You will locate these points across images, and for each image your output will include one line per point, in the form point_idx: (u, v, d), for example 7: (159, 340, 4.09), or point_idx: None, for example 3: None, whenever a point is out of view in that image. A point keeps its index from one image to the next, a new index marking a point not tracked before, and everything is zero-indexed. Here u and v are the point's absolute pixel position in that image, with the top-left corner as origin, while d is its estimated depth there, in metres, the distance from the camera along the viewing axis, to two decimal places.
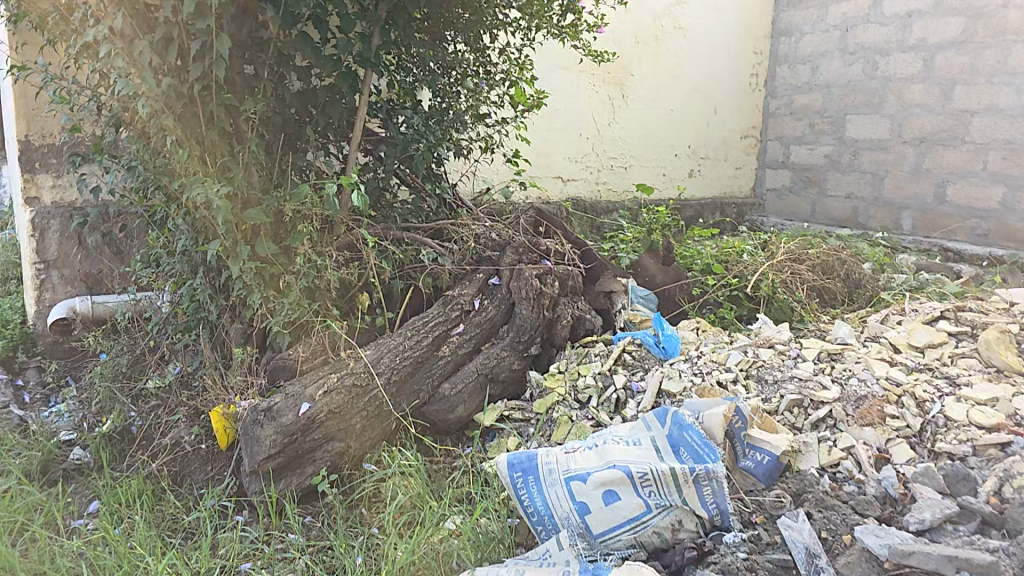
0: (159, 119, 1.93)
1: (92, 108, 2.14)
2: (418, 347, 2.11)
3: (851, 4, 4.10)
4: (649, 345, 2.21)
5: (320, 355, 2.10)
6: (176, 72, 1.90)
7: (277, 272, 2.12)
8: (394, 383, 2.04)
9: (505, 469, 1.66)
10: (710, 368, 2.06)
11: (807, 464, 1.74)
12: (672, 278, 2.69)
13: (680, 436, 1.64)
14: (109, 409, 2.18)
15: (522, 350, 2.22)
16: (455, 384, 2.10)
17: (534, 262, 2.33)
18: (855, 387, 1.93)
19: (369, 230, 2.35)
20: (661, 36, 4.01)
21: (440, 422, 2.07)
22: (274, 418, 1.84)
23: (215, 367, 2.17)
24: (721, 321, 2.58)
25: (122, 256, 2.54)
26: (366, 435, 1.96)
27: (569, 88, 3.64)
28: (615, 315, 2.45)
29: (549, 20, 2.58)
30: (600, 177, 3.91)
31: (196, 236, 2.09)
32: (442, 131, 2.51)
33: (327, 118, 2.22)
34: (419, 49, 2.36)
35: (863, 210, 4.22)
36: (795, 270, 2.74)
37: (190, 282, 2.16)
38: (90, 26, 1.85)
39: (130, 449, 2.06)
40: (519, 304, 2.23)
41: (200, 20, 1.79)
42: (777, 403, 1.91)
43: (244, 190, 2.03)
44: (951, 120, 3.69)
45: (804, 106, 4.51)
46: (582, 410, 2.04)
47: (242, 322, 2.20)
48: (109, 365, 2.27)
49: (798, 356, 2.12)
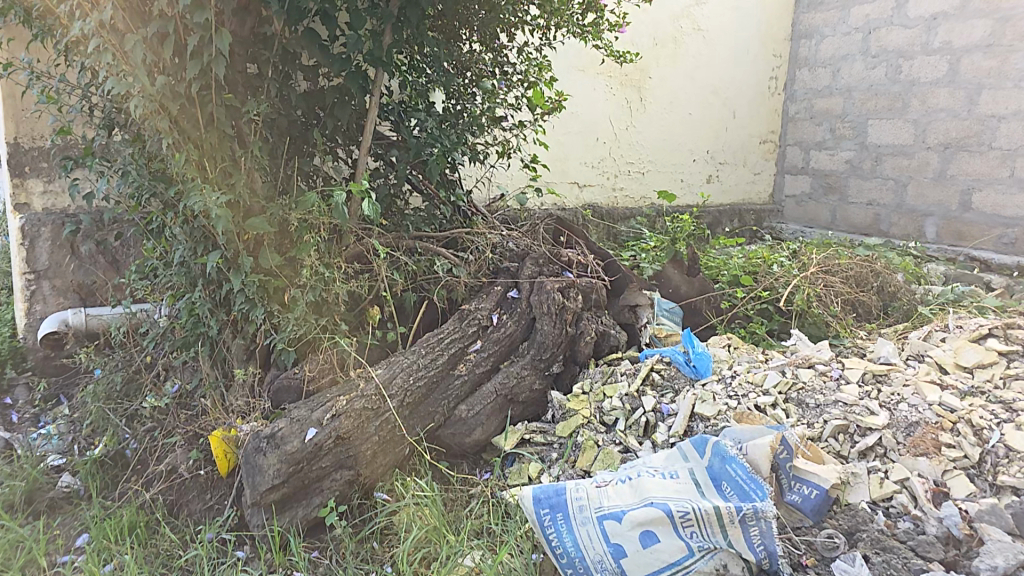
0: (154, 120, 1.79)
1: (84, 109, 2.00)
2: (433, 366, 1.98)
3: (873, 6, 3.96)
4: (680, 364, 2.07)
5: (329, 375, 1.97)
6: (172, 70, 1.77)
7: (282, 285, 1.99)
8: (407, 406, 1.90)
9: (530, 505, 1.52)
10: (747, 390, 1.91)
11: (856, 497, 1.57)
12: (697, 290, 2.57)
13: (722, 469, 1.51)
14: (102, 430, 2.04)
15: (544, 368, 2.09)
16: (472, 407, 1.96)
17: (555, 274, 2.25)
18: (905, 413, 1.78)
19: (380, 240, 2.22)
20: (680, 38, 3.88)
21: (457, 446, 1.94)
22: (277, 446, 1.69)
23: (216, 387, 2.04)
24: (752, 336, 2.45)
25: (117, 266, 2.42)
26: (378, 462, 1.82)
27: (587, 90, 3.51)
28: (641, 329, 2.31)
29: (570, 19, 2.46)
30: (617, 182, 3.79)
31: (195, 247, 1.94)
32: (457, 134, 2.38)
33: (335, 120, 2.12)
34: (432, 48, 2.22)
35: (885, 217, 4.10)
36: (828, 282, 2.61)
37: (189, 295, 2.01)
38: (80, 20, 1.71)
39: (124, 475, 1.93)
40: (541, 320, 2.10)
41: (197, 14, 1.65)
42: (821, 429, 1.76)
43: (246, 199, 1.89)
44: (977, 125, 3.55)
45: (823, 110, 4.38)
46: (609, 434, 1.91)
47: (245, 338, 2.06)
48: (103, 383, 2.13)
49: (840, 377, 1.96)
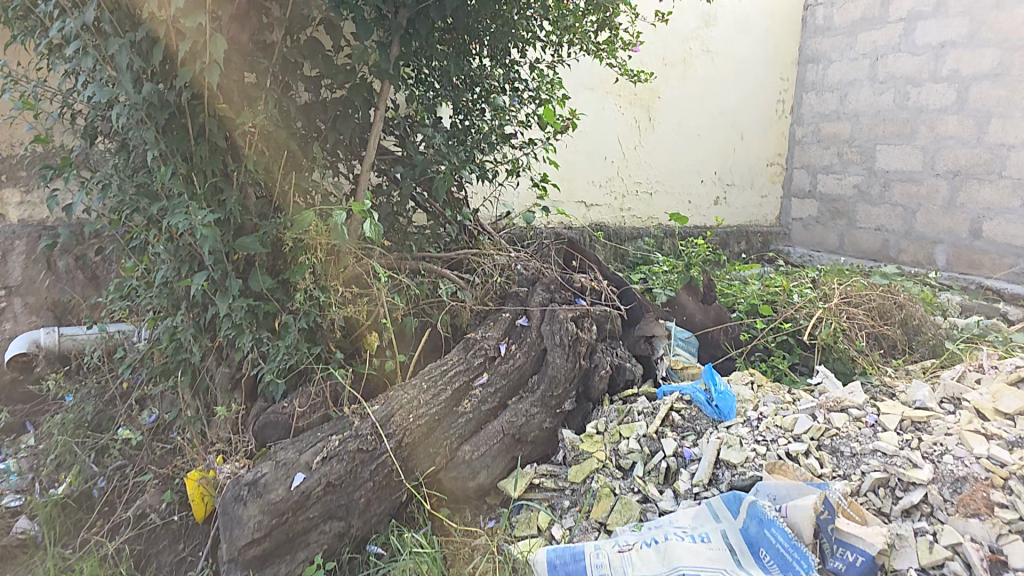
0: (140, 131, 1.65)
1: (65, 116, 1.85)
2: (436, 402, 1.81)
3: (881, 32, 3.89)
4: (701, 404, 1.90)
5: (320, 409, 1.80)
6: (161, 77, 1.63)
7: (273, 310, 1.84)
8: (405, 447, 1.73)
9: (544, 570, 1.42)
10: (775, 435, 1.76)
11: (904, 564, 1.42)
12: (713, 320, 2.45)
13: (759, 533, 1.39)
14: (68, 466, 1.86)
15: (555, 406, 1.92)
16: (477, 448, 1.79)
17: (567, 301, 2.12)
18: (951, 466, 1.61)
19: (381, 260, 2.07)
20: (689, 59, 3.81)
21: (459, 492, 1.77)
22: (259, 494, 1.53)
23: (196, 420, 1.87)
24: (774, 371, 2.30)
25: (97, 282, 2.24)
26: (371, 511, 1.66)
27: (596, 108, 3.42)
28: (657, 362, 2.17)
29: (584, 36, 2.38)
30: (624, 203, 3.68)
31: (179, 267, 1.78)
32: (465, 152, 2.26)
33: (337, 134, 1.99)
34: (442, 62, 2.12)
35: (894, 244, 4.01)
36: (851, 314, 2.47)
37: (170, 320, 1.84)
38: (63, 21, 1.57)
39: (90, 519, 1.77)
40: (553, 351, 1.95)
41: (189, 19, 1.51)
42: (859, 482, 1.61)
43: (237, 217, 1.77)
44: (987, 153, 3.45)
45: (832, 134, 4.31)
46: (626, 480, 1.75)
47: (230, 366, 1.89)
48: (72, 413, 1.95)
49: (877, 424, 1.79)
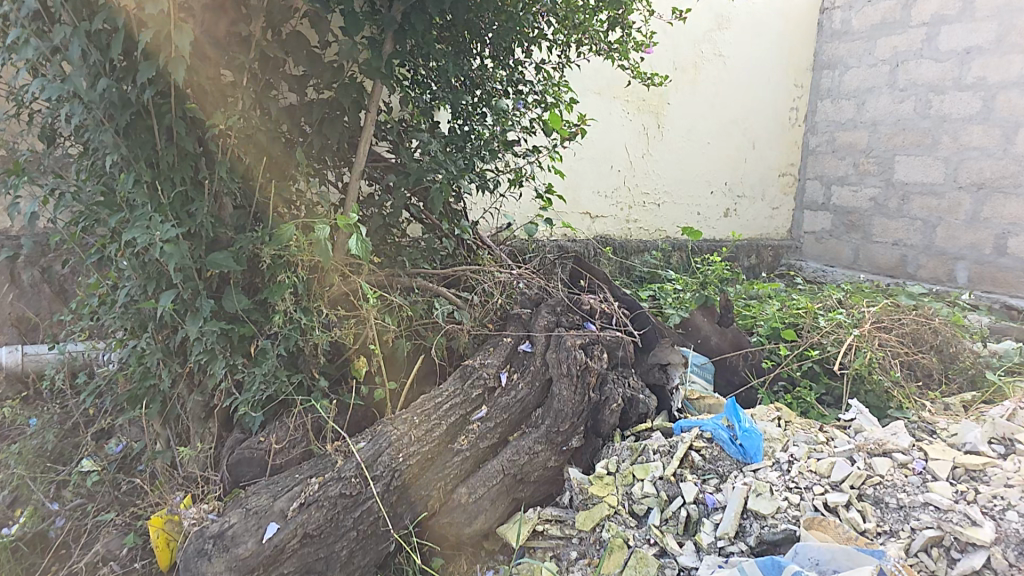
0: (99, 133, 1.48)
1: (22, 115, 1.68)
2: (427, 439, 1.62)
3: (902, 37, 3.72)
4: (724, 442, 1.71)
5: (300, 445, 1.62)
6: (121, 72, 1.46)
7: (249, 334, 1.66)
8: (394, 490, 1.54)
9: None
10: (810, 482, 1.57)
11: None
12: (730, 344, 2.31)
13: None
14: (23, 502, 1.68)
15: (561, 443, 1.72)
16: (473, 490, 1.61)
17: (574, 325, 1.94)
18: (1016, 526, 1.39)
19: (372, 278, 1.90)
20: (700, 63, 3.64)
21: (453, 538, 1.59)
22: (225, 548, 1.34)
23: (165, 454, 1.72)
24: (799, 403, 2.14)
25: (65, 296, 2.08)
26: (354, 564, 1.47)
27: (603, 114, 3.25)
28: (672, 392, 1.99)
29: (594, 35, 2.20)
30: (631, 214, 3.52)
31: (144, 284, 1.60)
32: (464, 159, 2.09)
33: (324, 138, 1.82)
34: (440, 61, 1.94)
35: (912, 259, 3.82)
36: (883, 341, 2.29)
37: (136, 342, 1.66)
38: (10, 8, 1.40)
39: (43, 564, 1.59)
40: (558, 382, 1.76)
41: (149, 5, 1.33)
42: (909, 540, 1.40)
43: (209, 230, 1.60)
44: (1015, 165, 3.27)
45: (848, 144, 4.13)
46: (641, 529, 1.55)
47: (203, 394, 1.73)
48: (31, 442, 1.77)
49: (925, 471, 1.60)
